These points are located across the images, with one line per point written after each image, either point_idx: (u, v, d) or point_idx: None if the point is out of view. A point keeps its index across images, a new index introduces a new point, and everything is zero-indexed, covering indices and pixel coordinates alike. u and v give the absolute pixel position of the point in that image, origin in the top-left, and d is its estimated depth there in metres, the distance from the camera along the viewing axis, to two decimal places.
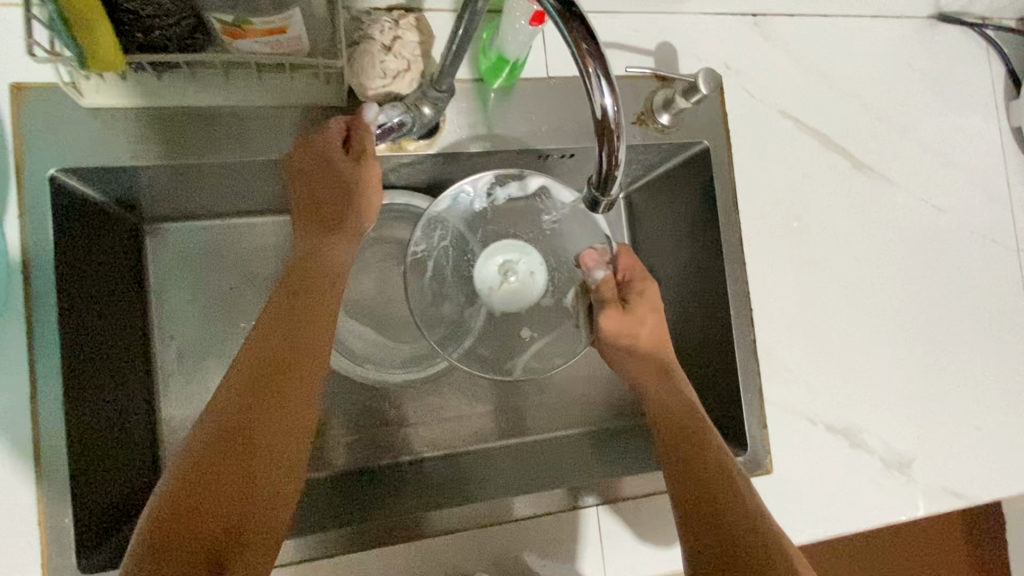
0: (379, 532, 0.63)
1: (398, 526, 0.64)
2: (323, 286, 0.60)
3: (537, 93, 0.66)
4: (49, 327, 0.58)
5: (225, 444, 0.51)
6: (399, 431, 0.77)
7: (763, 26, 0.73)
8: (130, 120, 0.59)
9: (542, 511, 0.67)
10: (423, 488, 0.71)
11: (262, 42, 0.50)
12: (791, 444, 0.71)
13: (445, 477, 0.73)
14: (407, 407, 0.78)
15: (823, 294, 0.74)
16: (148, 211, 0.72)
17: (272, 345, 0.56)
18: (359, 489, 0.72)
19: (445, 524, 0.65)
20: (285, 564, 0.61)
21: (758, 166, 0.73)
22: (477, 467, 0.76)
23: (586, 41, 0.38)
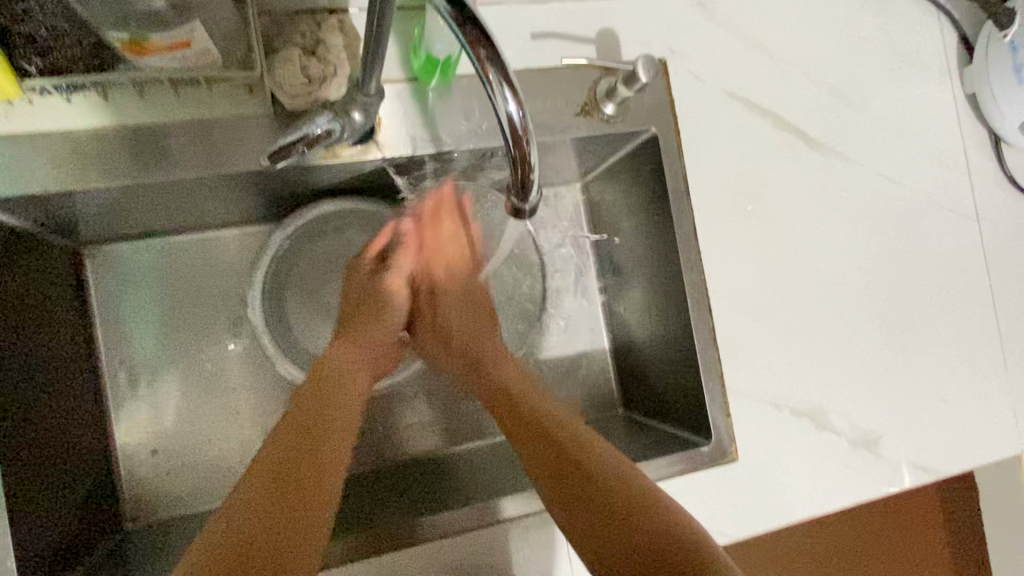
0: (375, 546, 0.62)
1: (390, 537, 0.62)
2: (344, 391, 0.62)
3: (474, 88, 0.64)
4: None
5: (324, 449, 0.56)
6: (382, 435, 0.77)
7: (708, 6, 0.71)
8: (48, 146, 0.56)
9: (523, 512, 0.65)
10: (429, 484, 0.71)
11: (170, 58, 0.47)
12: (756, 430, 0.71)
13: (447, 474, 0.73)
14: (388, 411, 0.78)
15: (782, 276, 0.73)
16: (84, 234, 0.70)
17: (310, 406, 0.59)
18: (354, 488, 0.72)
19: (452, 525, 0.63)
20: None
21: (709, 150, 0.71)
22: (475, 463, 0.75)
23: (484, 46, 0.35)
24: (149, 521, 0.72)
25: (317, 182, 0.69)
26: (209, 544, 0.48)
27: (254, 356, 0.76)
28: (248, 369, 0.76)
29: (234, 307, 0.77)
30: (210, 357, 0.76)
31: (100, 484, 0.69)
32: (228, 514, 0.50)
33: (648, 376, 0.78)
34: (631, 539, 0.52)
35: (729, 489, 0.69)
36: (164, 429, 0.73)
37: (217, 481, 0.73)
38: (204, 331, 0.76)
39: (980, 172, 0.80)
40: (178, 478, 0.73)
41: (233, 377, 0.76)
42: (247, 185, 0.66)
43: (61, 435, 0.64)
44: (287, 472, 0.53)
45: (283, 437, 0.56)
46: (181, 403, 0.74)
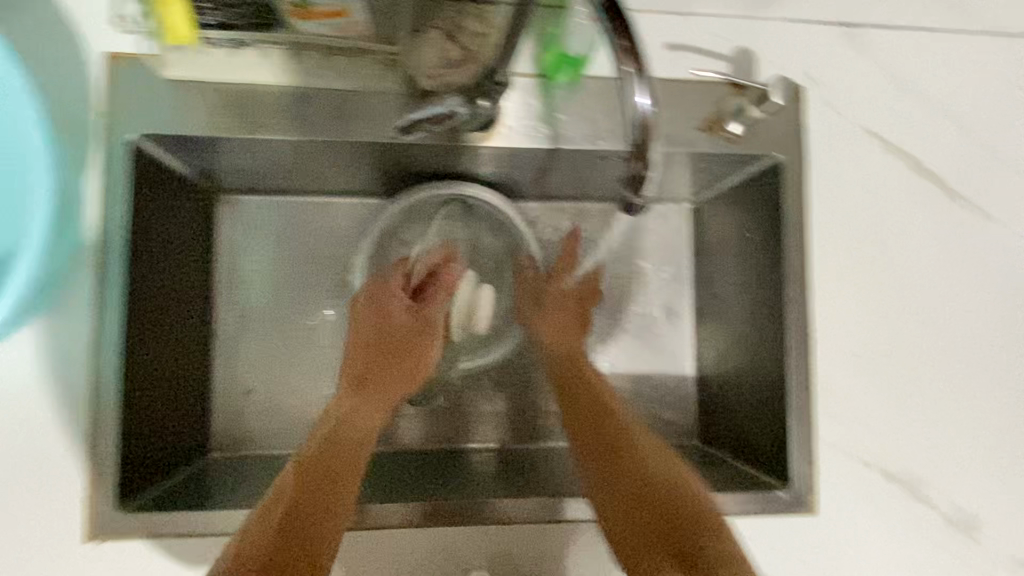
0: (445, 515, 0.64)
1: (458, 511, 0.64)
2: (400, 334, 0.68)
3: (601, 91, 0.65)
4: (118, 273, 0.61)
5: (366, 406, 0.64)
6: (460, 416, 0.78)
7: (855, 37, 0.68)
8: (207, 93, 0.62)
9: (584, 515, 0.64)
10: (463, 473, 0.72)
11: (325, 26, 0.52)
12: (841, 485, 0.66)
13: (522, 466, 0.74)
14: (467, 395, 0.78)
15: (894, 330, 0.68)
16: (222, 182, 0.76)
17: (363, 360, 0.66)
18: (424, 465, 0.73)
19: (492, 513, 0.64)
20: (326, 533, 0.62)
21: (833, 185, 0.68)
22: (525, 462, 0.75)
23: None
24: (231, 453, 0.76)
25: (432, 164, 0.72)
26: (258, 517, 0.54)
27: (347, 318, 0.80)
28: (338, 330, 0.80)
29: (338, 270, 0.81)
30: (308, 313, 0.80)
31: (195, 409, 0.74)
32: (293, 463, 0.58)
33: (727, 409, 0.75)
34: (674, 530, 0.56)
35: (801, 541, 0.65)
36: (258, 372, 0.78)
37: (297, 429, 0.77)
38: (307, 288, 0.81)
39: None
40: (262, 420, 0.77)
41: (325, 336, 0.80)
42: (369, 157, 0.69)
43: (175, 358, 0.70)
44: (340, 428, 0.61)
45: (356, 382, 0.65)
46: (278, 352, 0.79)
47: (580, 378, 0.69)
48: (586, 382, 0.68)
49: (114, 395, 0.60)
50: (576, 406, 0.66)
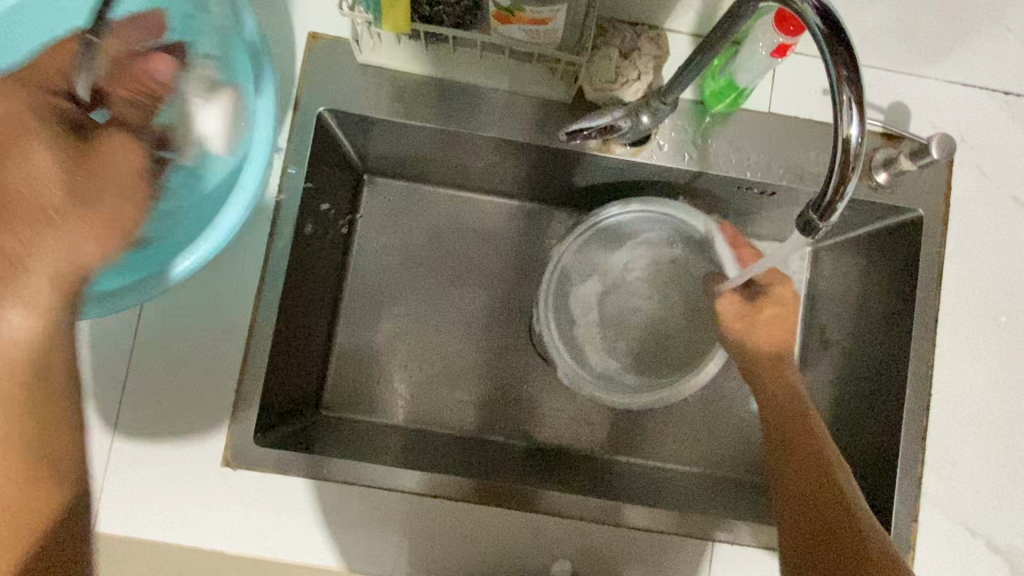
0: (504, 498, 0.65)
1: (519, 497, 0.66)
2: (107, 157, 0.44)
3: (755, 124, 0.67)
4: (293, 207, 0.67)
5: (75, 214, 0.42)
6: (527, 412, 0.81)
7: (1014, 106, 0.69)
8: (392, 80, 0.68)
9: (653, 526, 0.66)
10: (495, 466, 0.75)
11: (524, 30, 0.56)
12: (942, 548, 0.65)
13: (586, 473, 0.76)
14: (539, 392, 0.82)
15: (1018, 401, 0.67)
16: (373, 162, 0.81)
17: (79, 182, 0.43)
18: (479, 453, 0.77)
19: (557, 505, 0.65)
20: (405, 492, 0.65)
21: (973, 247, 0.68)
22: (584, 470, 0.77)
23: (847, 68, 0.39)
24: (336, 415, 0.79)
25: (572, 173, 0.76)
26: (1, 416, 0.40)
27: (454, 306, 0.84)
28: (442, 317, 0.83)
29: (461, 258, 0.85)
30: (426, 296, 0.84)
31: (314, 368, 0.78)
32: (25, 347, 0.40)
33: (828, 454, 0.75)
34: None
35: None
36: (375, 342, 0.82)
37: (398, 404, 0.80)
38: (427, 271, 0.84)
39: None
40: (370, 389, 0.80)
41: (436, 319, 0.83)
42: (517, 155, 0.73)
43: (311, 316, 0.75)
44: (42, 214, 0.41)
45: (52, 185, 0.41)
46: (394, 327, 0.82)
47: (794, 425, 0.63)
48: (792, 420, 0.63)
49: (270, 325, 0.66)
50: (779, 444, 0.63)
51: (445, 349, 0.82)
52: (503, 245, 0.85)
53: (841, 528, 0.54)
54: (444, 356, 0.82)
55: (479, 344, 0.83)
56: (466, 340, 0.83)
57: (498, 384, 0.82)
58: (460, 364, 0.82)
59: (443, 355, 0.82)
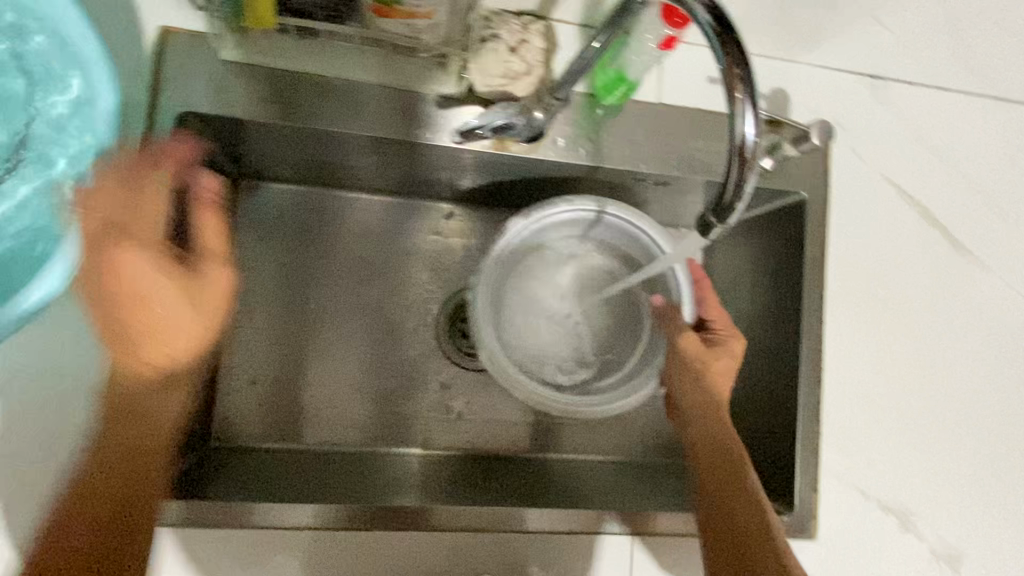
0: (396, 516, 0.63)
1: (413, 513, 0.63)
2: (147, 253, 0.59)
3: (647, 115, 0.67)
4: (159, 224, 0.59)
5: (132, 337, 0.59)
6: (411, 419, 0.77)
7: (880, 89, 0.73)
8: (261, 77, 0.61)
9: (559, 527, 0.65)
10: (389, 483, 0.70)
11: (403, 25, 0.52)
12: (839, 514, 0.69)
13: (501, 477, 0.75)
14: (427, 397, 0.78)
15: (897, 368, 0.72)
16: (250, 167, 0.75)
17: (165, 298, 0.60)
18: (360, 467, 0.73)
19: (451, 521, 0.64)
20: (297, 528, 0.62)
21: (852, 226, 0.72)
22: (495, 474, 0.75)
23: (738, 66, 0.39)
24: (230, 447, 0.73)
25: (467, 170, 0.73)
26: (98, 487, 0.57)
27: (343, 315, 0.79)
28: (333, 327, 0.78)
29: (356, 264, 0.80)
30: (322, 307, 0.79)
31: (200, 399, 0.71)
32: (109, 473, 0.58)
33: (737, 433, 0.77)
34: None
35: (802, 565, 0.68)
36: (268, 363, 0.76)
37: (300, 427, 0.75)
38: (317, 282, 0.79)
39: None
40: (268, 414, 0.75)
41: (331, 330, 0.78)
42: (386, 153, 0.69)
43: None
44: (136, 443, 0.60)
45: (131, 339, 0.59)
46: (287, 343, 0.77)
47: (718, 462, 0.67)
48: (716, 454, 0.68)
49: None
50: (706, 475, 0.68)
51: (337, 364, 0.78)
52: (394, 245, 0.81)
53: (741, 552, 0.61)
54: (333, 369, 0.77)
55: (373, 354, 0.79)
56: (363, 349, 0.79)
57: (382, 391, 0.78)
58: (362, 378, 0.78)
59: (335, 369, 0.77)
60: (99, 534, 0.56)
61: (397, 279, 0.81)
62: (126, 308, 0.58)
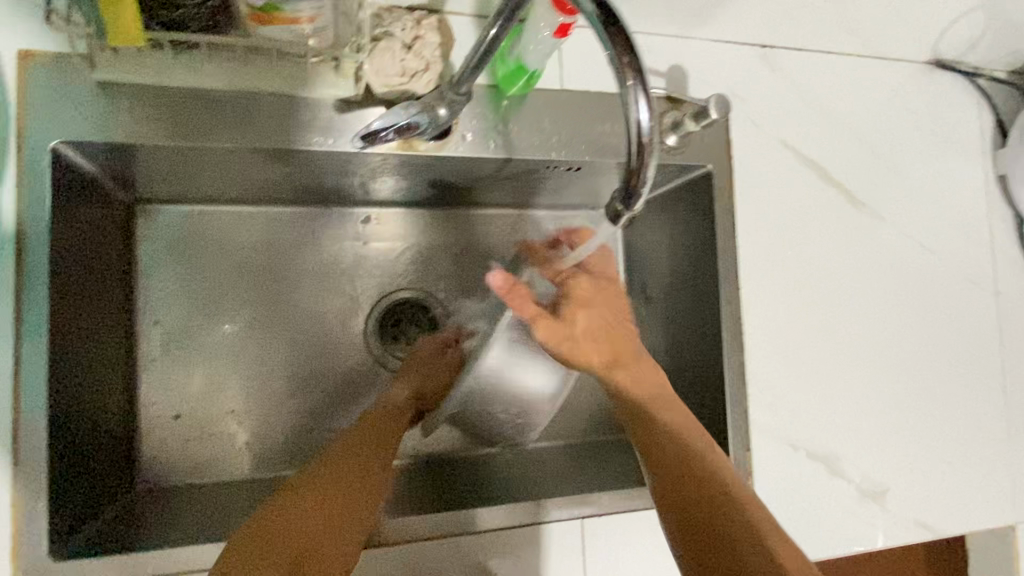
0: None
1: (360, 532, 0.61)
2: (389, 431, 0.66)
3: (551, 102, 0.67)
4: (44, 266, 0.56)
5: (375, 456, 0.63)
6: None
7: (772, 57, 0.75)
8: (140, 98, 0.57)
9: (512, 522, 0.65)
10: None
11: (287, 30, 0.50)
12: (772, 468, 0.72)
13: (445, 479, 0.74)
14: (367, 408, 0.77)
15: (812, 323, 0.75)
16: (144, 191, 0.70)
17: (371, 442, 0.64)
18: None
19: (404, 534, 0.63)
20: None
21: (759, 192, 0.74)
22: (442, 476, 0.75)
23: (627, 55, 0.39)
24: (160, 488, 0.70)
25: (378, 173, 0.71)
26: (302, 514, 0.55)
27: (265, 334, 0.76)
28: (256, 348, 0.75)
29: (272, 281, 0.77)
30: (242, 331, 0.75)
31: (119, 442, 0.67)
32: (315, 484, 0.58)
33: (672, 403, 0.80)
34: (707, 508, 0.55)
35: None
36: (191, 395, 0.73)
37: (233, 456, 0.72)
38: (233, 303, 0.75)
39: (1003, 250, 0.84)
40: (197, 447, 0.72)
41: (253, 353, 0.75)
42: (289, 164, 0.66)
43: (99, 385, 0.64)
44: (347, 471, 0.60)
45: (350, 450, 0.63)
46: (207, 372, 0.73)
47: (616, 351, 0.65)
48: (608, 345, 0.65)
49: (40, 408, 0.55)
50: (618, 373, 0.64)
51: (264, 387, 0.75)
52: (312, 255, 0.78)
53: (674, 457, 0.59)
54: (261, 393, 0.75)
55: (302, 372, 0.76)
56: (290, 369, 0.76)
57: (317, 409, 0.76)
58: (294, 397, 0.75)
59: (262, 394, 0.75)
60: (270, 542, 0.52)
61: (319, 294, 0.78)
62: (373, 441, 0.64)
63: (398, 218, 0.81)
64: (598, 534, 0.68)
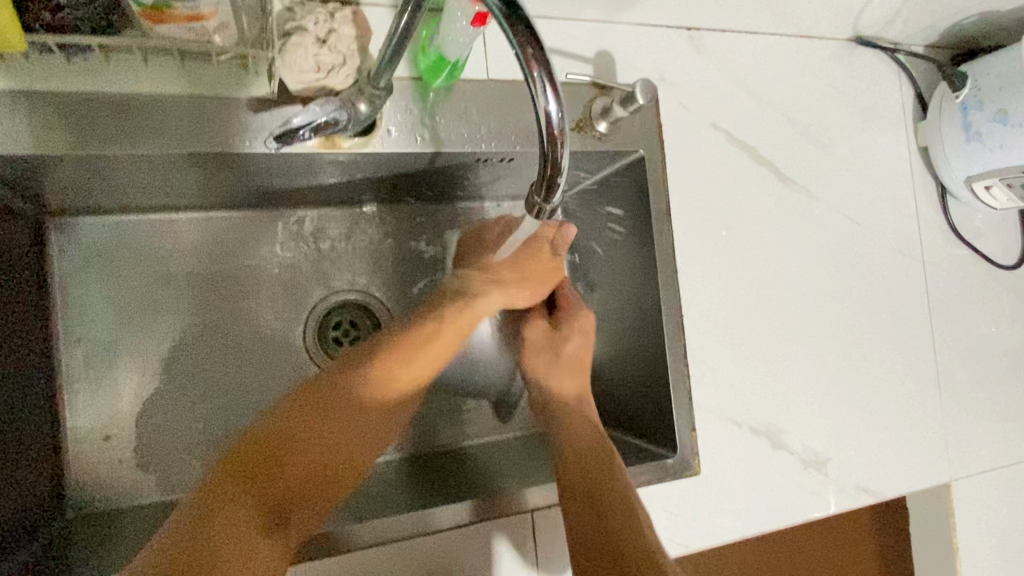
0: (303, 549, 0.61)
1: (318, 540, 0.61)
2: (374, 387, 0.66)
3: (477, 92, 0.65)
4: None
5: (345, 410, 0.64)
6: None
7: (697, 39, 0.76)
8: (35, 105, 0.54)
9: (460, 521, 0.65)
10: None
11: (186, 29, 0.48)
12: (716, 445, 0.74)
13: (404, 471, 0.74)
14: None
15: (750, 301, 0.77)
16: (53, 203, 0.66)
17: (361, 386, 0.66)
18: None
19: (357, 540, 0.63)
20: None
21: (691, 174, 0.75)
22: (395, 475, 0.73)
23: (531, 45, 0.38)
24: (92, 514, 0.67)
25: (303, 173, 0.68)
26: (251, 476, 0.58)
27: (198, 346, 0.73)
28: (190, 360, 0.72)
29: (202, 289, 0.74)
30: (174, 344, 0.72)
31: (43, 471, 0.64)
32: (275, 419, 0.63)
33: (618, 388, 0.80)
34: (606, 516, 0.62)
35: (691, 500, 0.72)
36: (121, 415, 0.70)
37: (171, 474, 0.70)
38: (162, 316, 0.72)
39: (928, 219, 0.87)
40: (132, 469, 0.69)
41: (185, 365, 0.72)
42: (208, 168, 0.63)
43: (13, 411, 0.61)
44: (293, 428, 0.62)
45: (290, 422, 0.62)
46: (137, 388, 0.70)
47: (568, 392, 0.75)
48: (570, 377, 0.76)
49: None
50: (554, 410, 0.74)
51: (201, 400, 0.72)
52: (243, 262, 0.75)
53: (589, 468, 0.66)
54: (198, 406, 0.72)
55: (240, 382, 0.73)
56: (227, 380, 0.73)
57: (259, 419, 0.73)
58: (234, 411, 0.73)
59: (200, 407, 0.72)
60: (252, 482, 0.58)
61: (253, 300, 0.75)
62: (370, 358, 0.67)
63: (332, 217, 0.79)
64: (553, 522, 0.70)
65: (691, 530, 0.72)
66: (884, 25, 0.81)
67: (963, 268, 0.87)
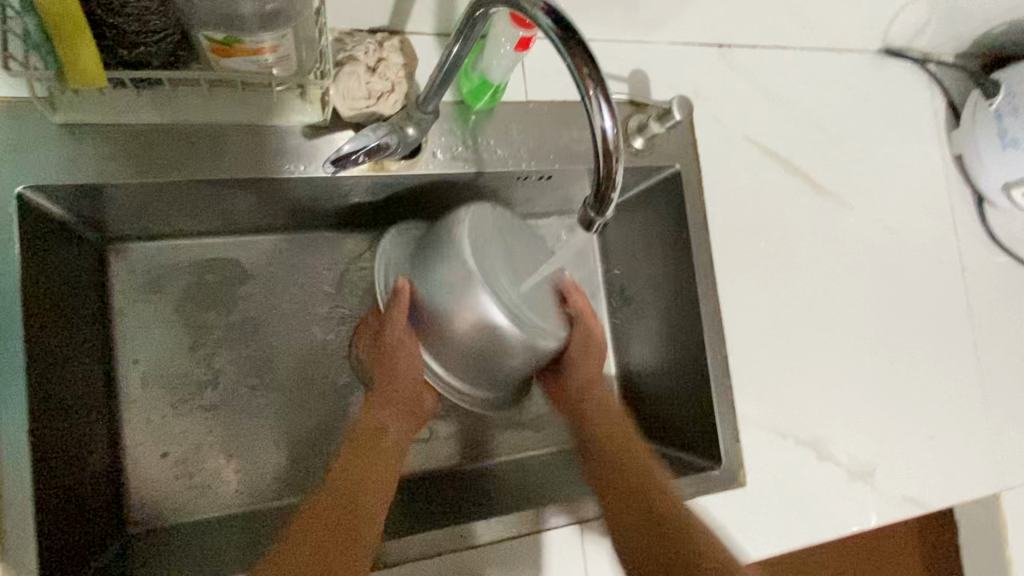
0: None
1: None
2: (375, 436, 0.66)
3: (516, 113, 0.68)
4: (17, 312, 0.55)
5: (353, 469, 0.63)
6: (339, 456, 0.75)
7: (728, 56, 0.78)
8: (103, 136, 0.57)
9: (512, 533, 0.65)
10: None
11: (250, 61, 0.50)
12: (760, 457, 0.74)
13: (438, 493, 0.74)
14: None
15: (789, 311, 0.77)
16: (115, 229, 0.70)
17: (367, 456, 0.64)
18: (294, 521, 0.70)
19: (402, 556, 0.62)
20: None
21: (726, 188, 0.76)
22: (445, 497, 0.73)
23: (588, 68, 0.42)
24: (149, 530, 0.69)
25: (351, 196, 0.71)
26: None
27: (252, 363, 0.75)
28: (259, 387, 0.75)
29: (251, 310, 0.76)
30: (229, 364, 0.74)
31: (105, 487, 0.67)
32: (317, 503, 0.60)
33: (655, 400, 0.81)
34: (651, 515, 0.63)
35: (737, 513, 0.72)
36: (175, 432, 0.71)
37: (223, 491, 0.71)
38: (213, 335, 0.74)
39: (966, 227, 0.86)
40: (187, 485, 0.71)
41: (237, 385, 0.74)
42: (261, 193, 0.66)
43: (79, 429, 0.63)
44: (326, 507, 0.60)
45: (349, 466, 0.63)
46: (190, 407, 0.72)
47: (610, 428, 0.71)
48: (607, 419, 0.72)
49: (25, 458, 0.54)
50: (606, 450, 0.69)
51: (254, 418, 0.74)
52: (287, 282, 0.78)
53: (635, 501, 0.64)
54: (250, 425, 0.74)
55: (290, 400, 0.75)
56: (278, 398, 0.75)
57: (307, 437, 0.75)
58: (280, 428, 0.74)
59: (253, 424, 0.74)
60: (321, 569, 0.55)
61: (301, 319, 0.77)
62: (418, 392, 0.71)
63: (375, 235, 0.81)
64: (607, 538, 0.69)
65: (735, 542, 0.71)
66: (913, 36, 0.82)
67: (1003, 274, 0.87)
